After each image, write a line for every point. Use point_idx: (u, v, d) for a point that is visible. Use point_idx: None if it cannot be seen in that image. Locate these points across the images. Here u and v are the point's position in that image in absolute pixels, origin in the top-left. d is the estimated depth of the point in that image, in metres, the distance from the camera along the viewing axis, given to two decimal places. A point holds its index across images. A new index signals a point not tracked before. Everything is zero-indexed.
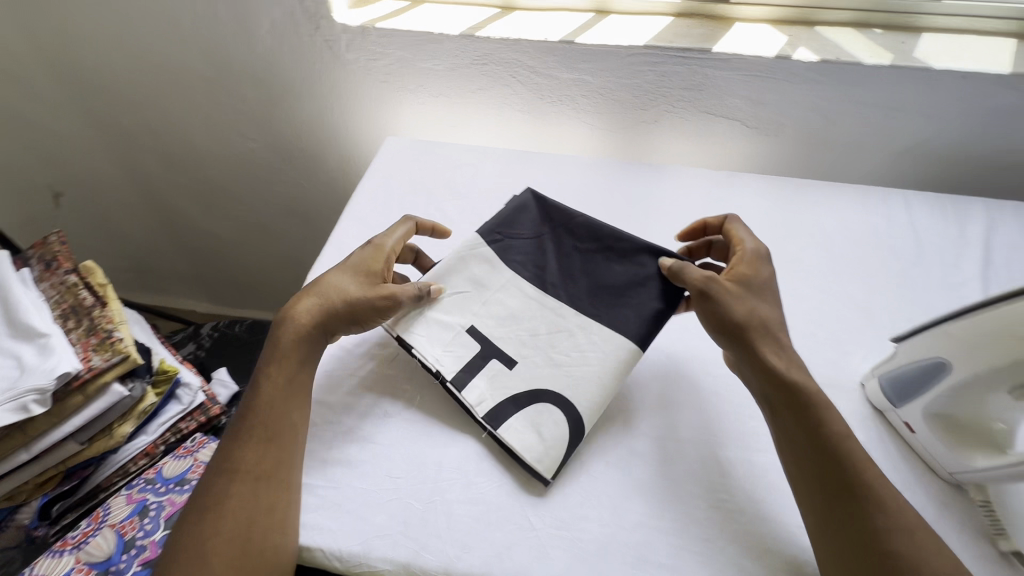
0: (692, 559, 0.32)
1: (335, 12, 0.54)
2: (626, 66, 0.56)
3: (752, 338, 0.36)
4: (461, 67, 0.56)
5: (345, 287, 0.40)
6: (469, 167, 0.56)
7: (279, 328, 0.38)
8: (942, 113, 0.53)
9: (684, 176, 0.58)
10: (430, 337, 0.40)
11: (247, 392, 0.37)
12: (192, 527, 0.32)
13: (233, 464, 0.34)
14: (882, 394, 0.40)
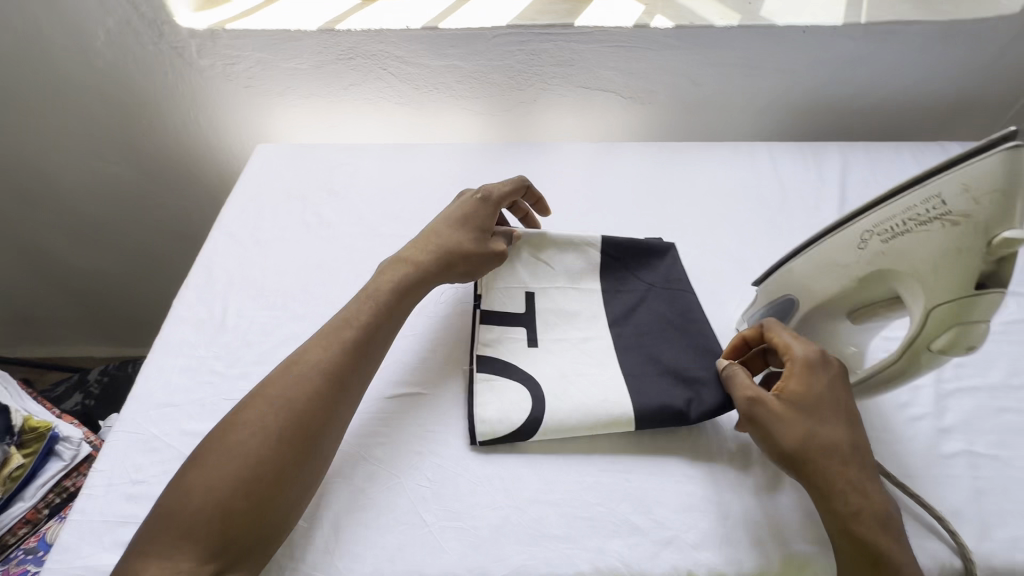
0: (584, 527, 0.32)
1: (175, 15, 0.54)
2: (494, 48, 0.56)
3: (814, 471, 0.30)
4: (328, 64, 0.57)
5: (458, 235, 0.40)
6: (347, 166, 0.55)
7: (396, 267, 0.38)
8: (792, 66, 0.57)
9: (566, 151, 0.56)
10: (500, 274, 0.41)
11: (355, 308, 0.36)
12: (259, 405, 0.31)
13: (327, 366, 0.33)
14: None
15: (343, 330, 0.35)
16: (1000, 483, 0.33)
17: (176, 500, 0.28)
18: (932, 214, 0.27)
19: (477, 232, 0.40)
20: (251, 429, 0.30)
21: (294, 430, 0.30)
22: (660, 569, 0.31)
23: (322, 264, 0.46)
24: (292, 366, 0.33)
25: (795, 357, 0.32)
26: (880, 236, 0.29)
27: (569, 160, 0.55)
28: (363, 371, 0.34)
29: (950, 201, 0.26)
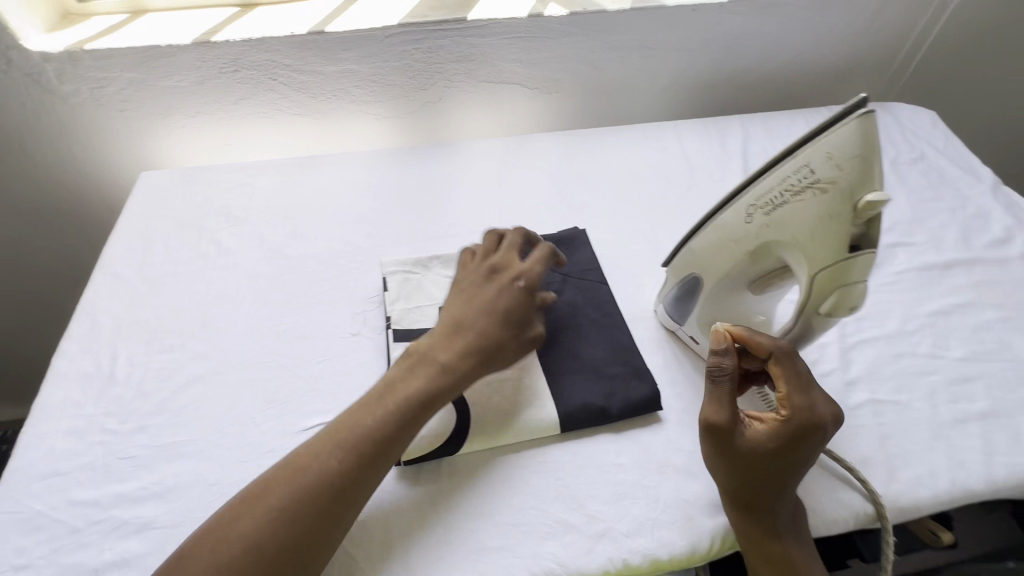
0: (517, 533, 0.31)
1: (23, 38, 0.49)
2: (389, 49, 0.54)
3: (759, 502, 0.30)
4: (211, 79, 0.53)
5: (496, 330, 0.35)
6: (244, 188, 0.51)
7: (425, 362, 0.34)
8: (687, 45, 0.58)
9: (476, 148, 0.55)
10: (409, 291, 0.41)
11: (375, 408, 0.32)
12: (247, 516, 0.28)
13: (335, 476, 0.29)
14: (669, 316, 0.39)
15: (363, 439, 0.30)
16: (902, 426, 0.35)
17: None
18: (804, 183, 0.29)
19: (514, 328, 0.36)
20: (243, 544, 0.27)
21: (293, 551, 0.27)
22: (594, 562, 0.31)
23: (222, 297, 0.43)
24: (298, 474, 0.29)
25: (789, 410, 0.30)
26: (763, 209, 0.31)
27: (481, 157, 0.54)
28: (373, 485, 0.30)
29: (815, 176, 0.29)
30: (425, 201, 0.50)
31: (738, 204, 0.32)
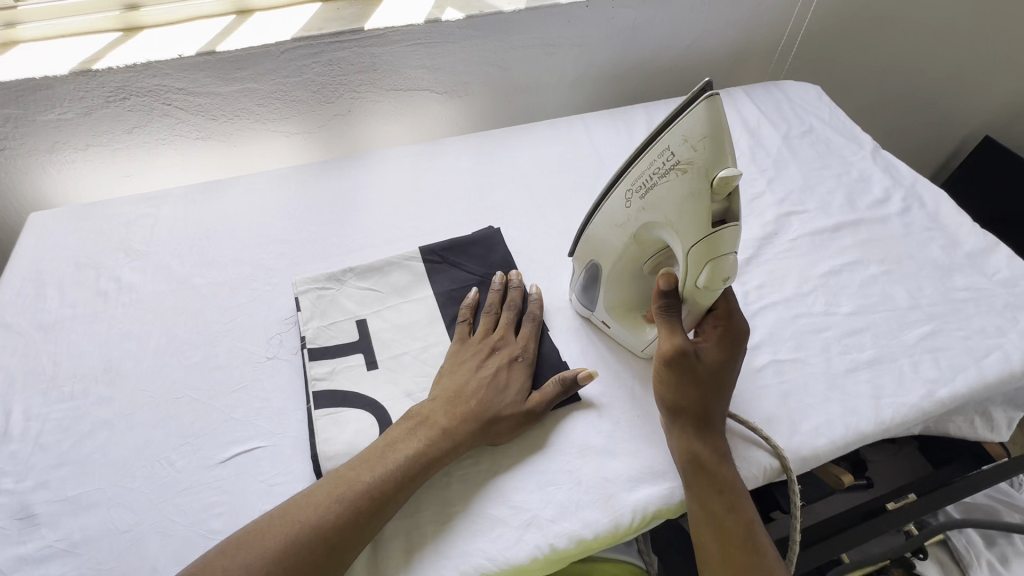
0: (548, 486, 0.65)
1: (184, 52, 0.98)
2: (282, 59, 1.03)
3: (698, 410, 0.66)
4: (232, 118, 1.09)
5: (506, 406, 0.68)
6: (172, 211, 0.97)
7: (437, 422, 0.66)
8: (554, 35, 1.16)
9: (390, 156, 1.07)
10: (325, 311, 0.80)
11: (394, 460, 0.63)
12: (327, 503, 0.59)
13: (362, 501, 0.60)
14: (586, 308, 0.79)
15: (388, 479, 0.61)
16: None
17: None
18: (665, 169, 0.61)
19: (521, 406, 0.69)
20: (271, 553, 0.56)
21: (321, 553, 0.57)
22: (531, 545, 0.61)
23: (292, 261, 0.89)
24: (348, 487, 0.61)
25: (728, 321, 0.69)
26: (640, 197, 0.65)
27: (398, 164, 1.06)
28: (371, 532, 0.60)
29: (693, 164, 0.58)
30: (468, 208, 0.98)
31: (628, 193, 0.67)
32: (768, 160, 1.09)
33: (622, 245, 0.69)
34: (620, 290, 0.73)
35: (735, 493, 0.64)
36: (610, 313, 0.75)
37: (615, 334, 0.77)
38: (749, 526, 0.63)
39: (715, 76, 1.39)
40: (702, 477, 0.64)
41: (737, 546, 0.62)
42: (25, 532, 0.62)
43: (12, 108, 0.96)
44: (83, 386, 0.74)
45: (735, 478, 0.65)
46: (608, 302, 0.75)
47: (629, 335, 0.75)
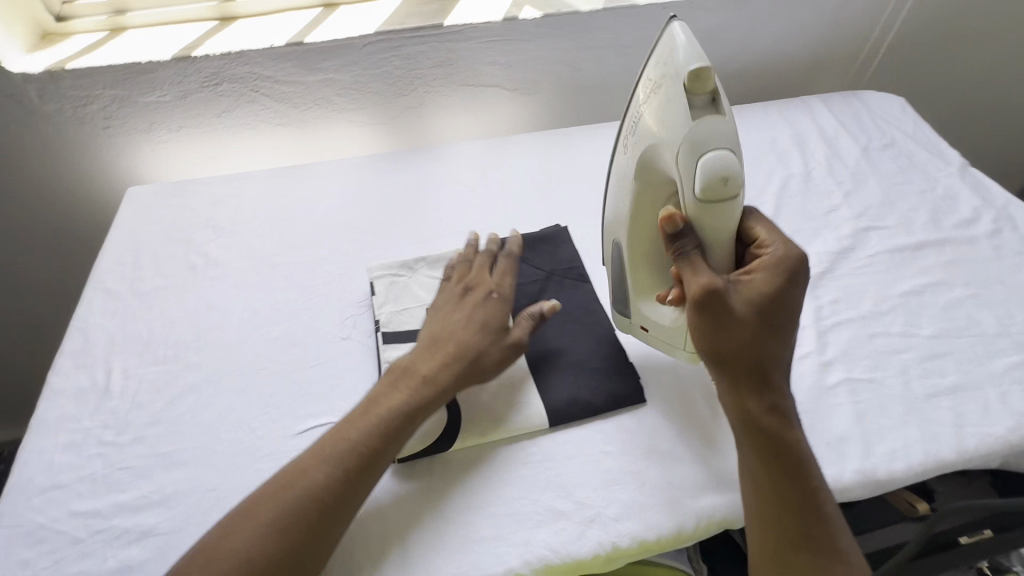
0: (611, 485, 0.66)
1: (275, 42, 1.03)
2: (363, 52, 1.07)
3: (750, 362, 0.60)
4: (312, 107, 1.13)
5: (483, 341, 0.71)
6: (256, 192, 1.03)
7: (419, 372, 0.69)
8: (628, 37, 1.16)
9: (460, 151, 1.10)
10: (397, 296, 0.83)
11: (378, 416, 0.65)
12: (315, 467, 0.61)
13: (350, 458, 0.62)
14: (623, 311, 0.76)
15: (377, 433, 0.64)
16: None
17: (217, 544, 0.56)
18: (648, 94, 0.66)
19: (495, 339, 0.72)
20: (266, 513, 0.58)
21: (315, 511, 0.58)
22: (593, 541, 0.62)
23: (366, 247, 0.93)
24: (334, 448, 0.63)
25: (778, 254, 0.63)
26: (632, 137, 0.69)
27: (467, 159, 1.08)
28: (364, 491, 0.62)
29: (667, 73, 0.62)
30: (535, 205, 1.00)
31: (624, 146, 0.71)
32: (845, 173, 1.06)
33: (631, 217, 0.70)
34: (647, 274, 0.72)
35: (797, 458, 0.59)
36: (642, 304, 0.73)
37: (658, 336, 0.73)
38: (814, 493, 0.58)
39: (789, 84, 1.35)
40: (757, 437, 0.60)
41: (794, 513, 0.58)
42: (123, 482, 0.67)
43: (118, 89, 1.03)
44: (175, 352, 0.79)
45: (799, 443, 0.60)
46: (638, 292, 0.73)
47: (669, 323, 0.70)
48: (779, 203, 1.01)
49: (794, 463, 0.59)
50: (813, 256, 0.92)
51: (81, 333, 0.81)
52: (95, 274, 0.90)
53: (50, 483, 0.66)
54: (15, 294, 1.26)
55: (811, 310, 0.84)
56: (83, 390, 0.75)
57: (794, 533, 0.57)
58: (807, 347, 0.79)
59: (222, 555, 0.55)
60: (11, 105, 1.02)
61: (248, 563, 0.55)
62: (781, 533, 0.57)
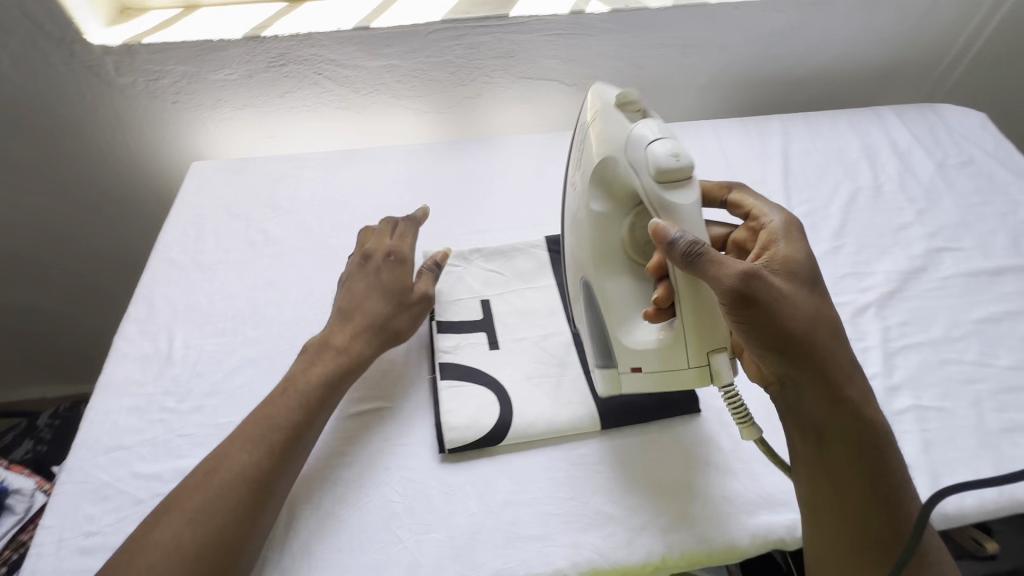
0: (664, 495, 0.64)
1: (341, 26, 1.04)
2: (427, 40, 1.07)
3: (824, 339, 0.59)
4: (372, 91, 1.13)
5: (384, 307, 0.74)
6: (314, 173, 1.04)
7: (331, 351, 0.69)
8: (694, 37, 1.13)
9: (515, 144, 1.09)
10: (451, 285, 0.83)
11: (298, 395, 0.65)
12: (240, 448, 0.60)
13: (275, 438, 0.61)
14: (607, 365, 0.67)
15: (299, 409, 0.64)
16: None
17: (142, 537, 0.54)
18: (580, 137, 0.70)
19: (397, 301, 0.75)
20: (194, 499, 0.56)
21: (245, 493, 0.57)
22: (642, 550, 0.61)
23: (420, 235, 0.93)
24: (258, 429, 0.61)
25: (783, 221, 0.69)
26: (576, 182, 0.71)
27: (523, 152, 1.08)
28: (289, 470, 0.61)
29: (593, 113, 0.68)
30: None
31: (572, 197, 0.72)
32: (918, 190, 1.01)
33: (596, 251, 0.67)
34: (626, 312, 0.65)
35: (880, 441, 0.58)
36: (627, 340, 0.64)
37: (659, 369, 0.62)
38: (898, 475, 0.57)
39: (858, 93, 1.30)
40: (851, 422, 0.58)
41: (898, 495, 0.57)
42: (181, 447, 0.68)
43: (188, 66, 1.05)
44: (234, 326, 0.81)
45: (880, 426, 0.59)
46: (622, 325, 0.65)
47: (663, 344, 0.61)
48: (846, 217, 0.97)
49: (877, 446, 0.58)
50: (881, 275, 0.88)
51: (147, 300, 0.84)
52: (160, 244, 0.92)
53: (115, 443, 0.68)
54: (81, 257, 1.33)
55: (878, 331, 0.80)
56: (147, 355, 0.77)
57: (879, 516, 0.56)
58: (872, 368, 0.76)
59: (153, 545, 0.53)
60: (89, 77, 1.05)
61: (178, 551, 0.53)
62: (865, 516, 0.56)
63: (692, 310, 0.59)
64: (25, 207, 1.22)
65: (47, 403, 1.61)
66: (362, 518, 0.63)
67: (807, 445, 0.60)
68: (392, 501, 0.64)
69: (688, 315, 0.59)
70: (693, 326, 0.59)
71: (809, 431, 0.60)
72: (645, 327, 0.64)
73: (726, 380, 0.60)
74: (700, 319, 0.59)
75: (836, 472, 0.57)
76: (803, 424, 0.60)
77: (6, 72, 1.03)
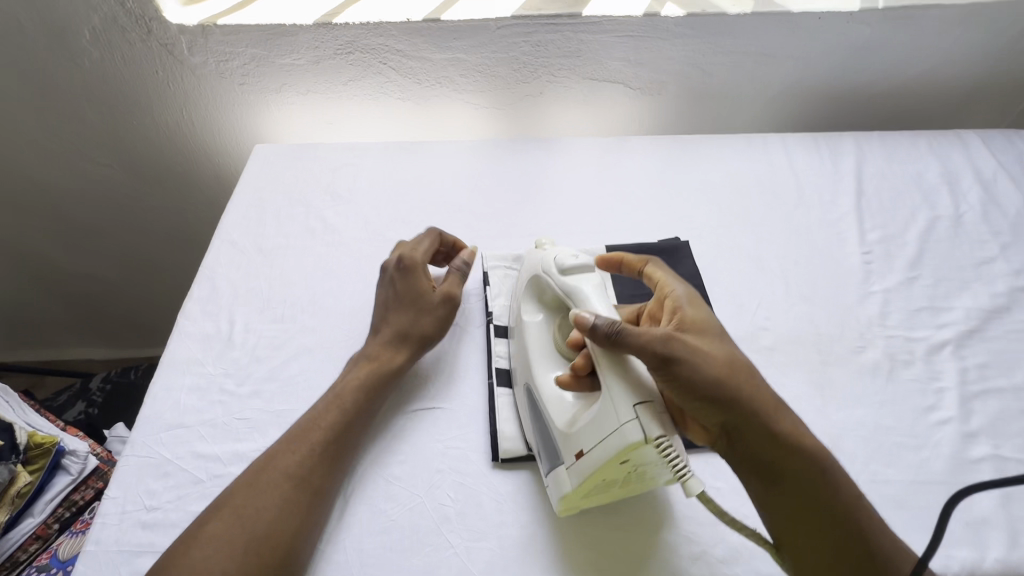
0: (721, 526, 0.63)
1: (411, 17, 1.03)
2: (494, 35, 1.05)
3: (747, 386, 0.62)
4: (434, 84, 1.13)
5: (415, 315, 0.72)
6: (373, 163, 1.04)
7: (367, 363, 0.68)
8: (770, 46, 1.09)
9: (576, 147, 1.07)
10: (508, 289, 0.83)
11: (338, 403, 0.64)
12: (296, 447, 0.60)
13: (324, 441, 0.61)
14: (554, 466, 0.62)
15: (343, 414, 0.64)
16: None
17: (199, 531, 0.54)
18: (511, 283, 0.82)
19: (428, 306, 0.73)
20: (250, 495, 0.56)
21: (302, 492, 0.57)
22: None
23: (479, 235, 0.93)
24: (311, 432, 0.62)
25: (679, 288, 0.71)
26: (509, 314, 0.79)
27: (584, 156, 1.05)
28: (338, 473, 0.61)
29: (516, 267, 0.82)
30: (652, 214, 0.96)
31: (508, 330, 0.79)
32: (1003, 223, 0.95)
33: (531, 356, 0.69)
34: (562, 408, 0.63)
35: (831, 473, 0.60)
36: (567, 429, 0.61)
37: (594, 444, 0.57)
38: (859, 505, 0.59)
39: (938, 114, 1.23)
40: (795, 458, 0.60)
41: (859, 523, 0.58)
42: (239, 431, 0.69)
43: (258, 49, 1.06)
44: (292, 313, 0.81)
45: (822, 453, 0.61)
46: (557, 412, 0.63)
47: (590, 418, 0.59)
48: (924, 247, 0.92)
49: (828, 477, 0.60)
50: (960, 312, 0.83)
51: (209, 281, 0.85)
52: (222, 225, 0.93)
53: (176, 421, 0.69)
54: (140, 229, 1.37)
55: (954, 373, 0.76)
56: (208, 336, 0.78)
57: (856, 551, 0.57)
58: (946, 412, 0.73)
59: (212, 538, 0.53)
60: (162, 54, 1.07)
61: (239, 546, 0.53)
62: (841, 554, 0.57)
63: (614, 378, 0.58)
64: (91, 177, 1.26)
65: (97, 363, 1.68)
66: (413, 519, 0.63)
67: (763, 488, 0.60)
68: (443, 504, 0.64)
69: (611, 383, 0.58)
70: (613, 387, 0.58)
71: (762, 473, 0.60)
72: (576, 412, 0.62)
73: (655, 434, 0.55)
74: (621, 384, 0.58)
75: (799, 509, 0.58)
76: (754, 468, 0.60)
77: (84, 45, 1.05)
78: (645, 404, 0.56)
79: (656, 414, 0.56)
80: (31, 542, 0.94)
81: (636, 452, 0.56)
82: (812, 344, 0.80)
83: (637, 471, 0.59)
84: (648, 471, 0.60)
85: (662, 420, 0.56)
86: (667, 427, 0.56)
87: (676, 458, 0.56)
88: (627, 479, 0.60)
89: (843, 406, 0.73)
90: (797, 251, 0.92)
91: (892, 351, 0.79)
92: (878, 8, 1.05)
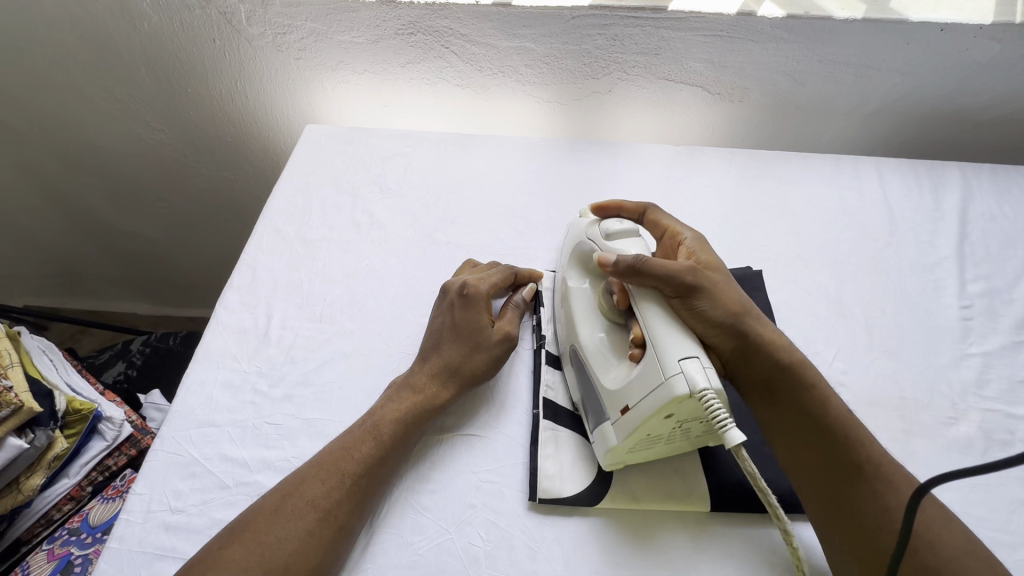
0: None
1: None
2: (567, 25, 0.96)
3: (749, 318, 0.63)
4: (496, 72, 1.05)
5: (466, 349, 0.67)
6: (426, 154, 0.99)
7: (410, 396, 0.64)
8: (877, 57, 0.97)
9: (642, 155, 0.98)
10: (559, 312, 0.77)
11: (373, 436, 0.61)
12: (327, 473, 0.57)
13: (352, 473, 0.58)
14: (603, 431, 0.61)
15: (375, 445, 0.60)
16: None
17: (216, 555, 0.51)
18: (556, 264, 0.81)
19: (483, 342, 0.68)
20: (272, 522, 0.53)
21: (327, 528, 0.54)
22: None
23: (532, 244, 0.87)
24: (342, 461, 0.58)
25: (689, 235, 0.71)
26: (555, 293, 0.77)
27: (649, 165, 0.97)
28: (364, 507, 0.57)
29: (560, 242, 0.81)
30: (721, 239, 0.88)
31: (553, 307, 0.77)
32: None
33: (579, 325, 0.68)
34: (614, 368, 0.63)
35: (822, 395, 0.60)
36: (613, 386, 0.61)
37: (641, 398, 0.56)
38: (856, 426, 0.59)
39: None
40: (792, 382, 0.61)
41: (862, 442, 0.58)
42: (268, 436, 0.67)
43: (318, 23, 1.01)
44: (331, 312, 0.78)
45: (811, 371, 0.62)
46: (605, 372, 0.63)
47: (636, 375, 0.58)
48: None
49: (821, 396, 0.61)
50: None
51: (250, 268, 0.82)
52: (267, 210, 0.90)
53: (207, 419, 0.67)
54: (189, 195, 1.36)
55: None
56: (246, 329, 0.76)
57: (854, 470, 0.57)
58: None
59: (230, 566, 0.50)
60: (220, 23, 1.03)
61: None
62: (837, 470, 0.57)
63: (648, 303, 0.60)
64: (144, 141, 1.25)
65: (139, 317, 1.72)
66: (441, 557, 0.59)
67: (767, 407, 0.62)
68: (473, 544, 0.60)
69: (647, 312, 0.60)
70: (659, 341, 0.57)
71: (763, 396, 0.62)
72: (620, 369, 0.62)
73: (700, 387, 0.53)
74: (661, 326, 0.58)
75: (798, 427, 0.60)
76: (756, 391, 0.63)
77: (145, 9, 1.02)
78: (691, 359, 0.54)
79: (702, 368, 0.54)
80: (65, 502, 0.96)
81: (682, 408, 0.54)
82: (894, 409, 0.71)
83: (683, 428, 0.58)
84: (693, 429, 0.59)
85: (710, 373, 0.54)
86: (714, 381, 0.54)
87: (720, 413, 0.52)
88: (672, 436, 0.59)
89: (927, 487, 0.65)
90: (883, 296, 0.82)
91: (988, 428, 0.69)
92: (1013, 23, 0.91)
